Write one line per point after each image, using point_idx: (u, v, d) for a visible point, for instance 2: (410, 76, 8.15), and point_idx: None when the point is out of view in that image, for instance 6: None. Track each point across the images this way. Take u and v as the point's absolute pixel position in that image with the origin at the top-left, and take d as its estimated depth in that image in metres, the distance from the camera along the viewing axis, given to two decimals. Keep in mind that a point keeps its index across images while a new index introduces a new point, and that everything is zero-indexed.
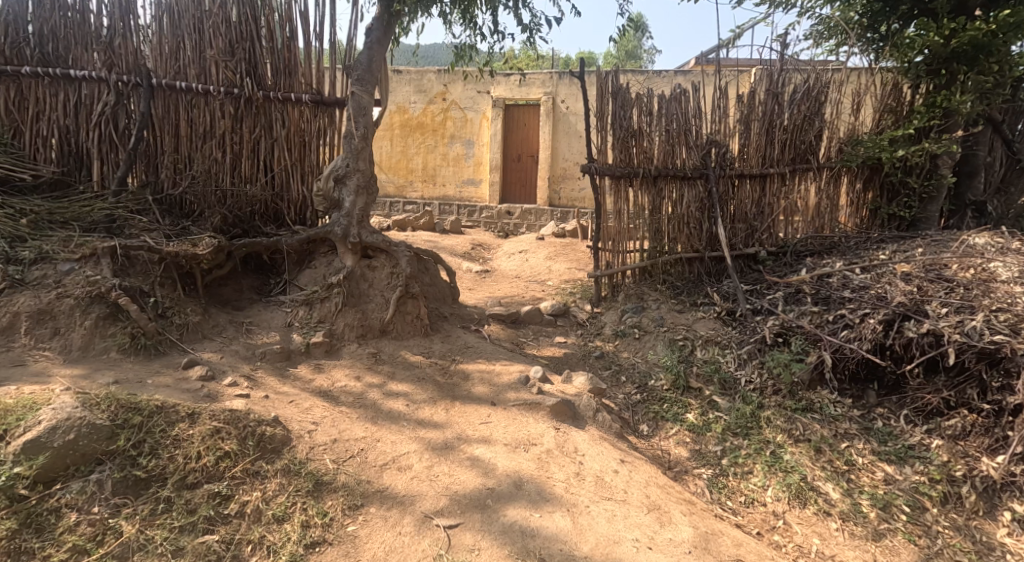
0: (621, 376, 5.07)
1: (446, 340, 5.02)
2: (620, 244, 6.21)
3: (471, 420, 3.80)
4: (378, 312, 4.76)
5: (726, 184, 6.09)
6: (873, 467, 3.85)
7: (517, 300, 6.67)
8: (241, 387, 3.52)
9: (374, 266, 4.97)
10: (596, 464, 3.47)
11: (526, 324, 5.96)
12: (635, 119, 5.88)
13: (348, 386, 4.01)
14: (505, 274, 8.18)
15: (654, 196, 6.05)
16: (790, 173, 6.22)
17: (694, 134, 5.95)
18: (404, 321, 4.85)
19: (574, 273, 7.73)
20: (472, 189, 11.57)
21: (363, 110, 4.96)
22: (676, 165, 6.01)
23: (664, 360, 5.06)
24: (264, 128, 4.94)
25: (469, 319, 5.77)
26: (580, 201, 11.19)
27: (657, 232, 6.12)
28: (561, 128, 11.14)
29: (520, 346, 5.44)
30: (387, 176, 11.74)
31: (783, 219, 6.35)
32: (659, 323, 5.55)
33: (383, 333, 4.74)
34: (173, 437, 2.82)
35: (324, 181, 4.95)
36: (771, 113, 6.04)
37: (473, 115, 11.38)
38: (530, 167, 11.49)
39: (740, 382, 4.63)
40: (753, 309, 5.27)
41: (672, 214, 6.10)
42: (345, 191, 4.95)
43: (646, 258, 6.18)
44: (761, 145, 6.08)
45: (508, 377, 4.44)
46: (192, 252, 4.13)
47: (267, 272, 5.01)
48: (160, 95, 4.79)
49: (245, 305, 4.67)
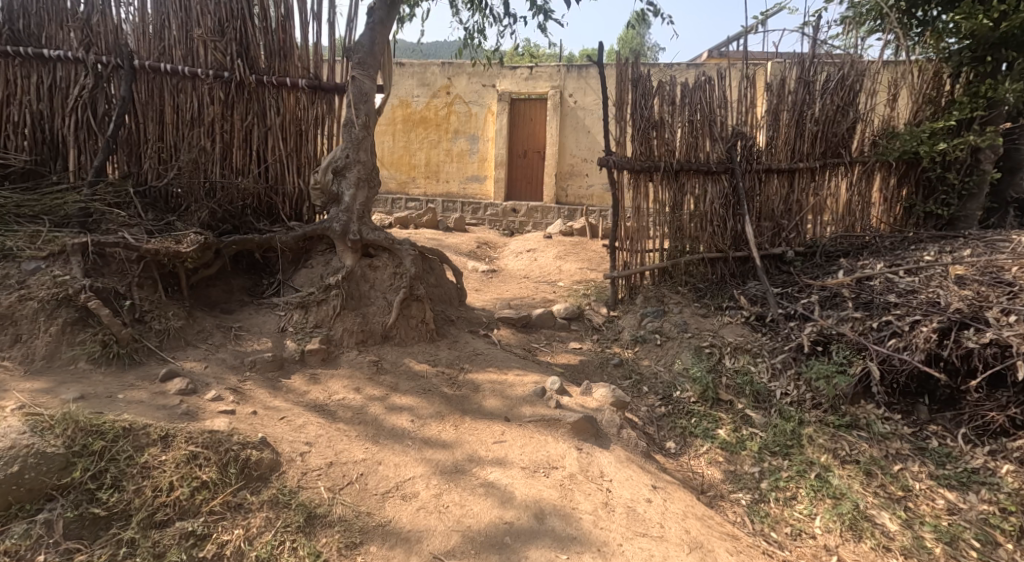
0: (643, 387, 4.68)
1: (453, 346, 4.64)
2: (638, 244, 5.81)
3: (483, 438, 3.41)
4: (380, 316, 4.38)
5: (753, 179, 5.69)
6: (933, 494, 3.50)
7: (527, 302, 6.27)
8: (227, 402, 3.13)
9: (376, 265, 4.58)
10: (626, 492, 3.09)
11: (539, 328, 5.56)
12: (656, 109, 5.47)
13: (347, 400, 3.62)
14: (513, 274, 7.78)
15: (676, 192, 5.65)
16: (820, 168, 5.82)
17: (719, 126, 5.54)
18: (408, 326, 4.47)
19: (586, 273, 7.33)
20: (476, 186, 11.16)
21: (364, 96, 4.57)
22: (699, 158, 5.60)
23: (690, 370, 4.68)
24: (257, 115, 4.55)
25: (478, 322, 5.39)
26: (588, 198, 10.80)
27: (678, 231, 5.73)
28: (569, 123, 10.71)
29: (532, 353, 5.04)
30: (389, 173, 11.34)
31: (812, 217, 5.96)
32: (682, 329, 5.15)
33: (386, 338, 4.36)
34: (140, 464, 2.43)
35: (323, 173, 4.58)
36: (801, 103, 5.64)
37: (478, 110, 10.97)
38: (536, 163, 11.06)
39: (776, 395, 4.28)
40: (786, 314, 4.89)
41: (695, 211, 5.69)
42: (345, 183, 4.57)
43: (666, 258, 5.78)
44: (790, 138, 5.69)
45: (522, 388, 4.04)
46: (174, 248, 3.73)
47: (259, 271, 4.61)
48: (143, 78, 4.39)
49: (235, 308, 4.27)
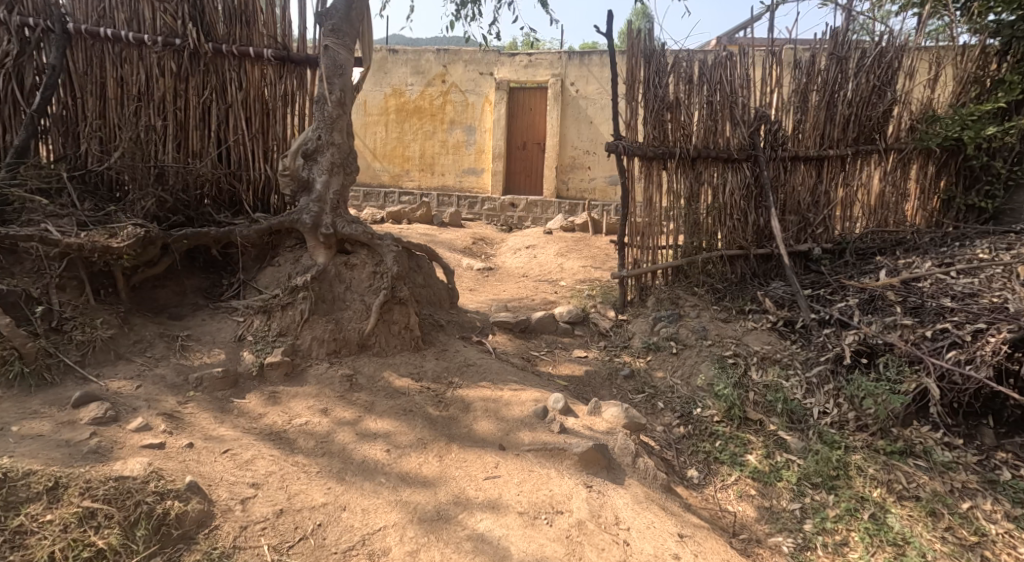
0: (657, 402, 4.16)
1: (441, 356, 4.07)
2: (649, 239, 5.18)
3: (472, 473, 2.84)
4: (356, 322, 3.81)
5: (777, 168, 5.10)
6: (1012, 541, 2.99)
7: (526, 303, 5.68)
8: (155, 431, 2.55)
9: (352, 263, 4.02)
10: (647, 545, 2.52)
11: (539, 333, 4.98)
12: (672, 89, 4.86)
13: (310, 425, 3.03)
14: (511, 272, 7.18)
15: (692, 182, 5.05)
16: (852, 155, 5.24)
17: (741, 108, 4.95)
18: (388, 333, 3.91)
19: (589, 272, 6.74)
20: (473, 179, 10.57)
21: (339, 68, 3.98)
22: (719, 144, 5.00)
23: (712, 385, 4.10)
24: (215, 90, 3.96)
25: (470, 327, 4.83)
26: (590, 192, 10.20)
27: (695, 225, 5.13)
28: (570, 113, 10.09)
29: (532, 363, 4.46)
30: (381, 166, 10.72)
31: (841, 211, 5.38)
32: (701, 336, 4.57)
33: (363, 348, 3.79)
34: (11, 530, 1.91)
35: (291, 157, 3.96)
36: (833, 83, 5.04)
37: (475, 99, 10.35)
38: (536, 156, 10.46)
39: (813, 414, 3.71)
40: (819, 320, 4.32)
41: (713, 204, 5.11)
42: (317, 169, 3.99)
43: (680, 256, 5.18)
44: (820, 122, 5.09)
45: (520, 408, 3.45)
46: (103, 243, 3.14)
47: (218, 270, 4.03)
48: (81, 45, 3.82)
49: (187, 313, 3.69)
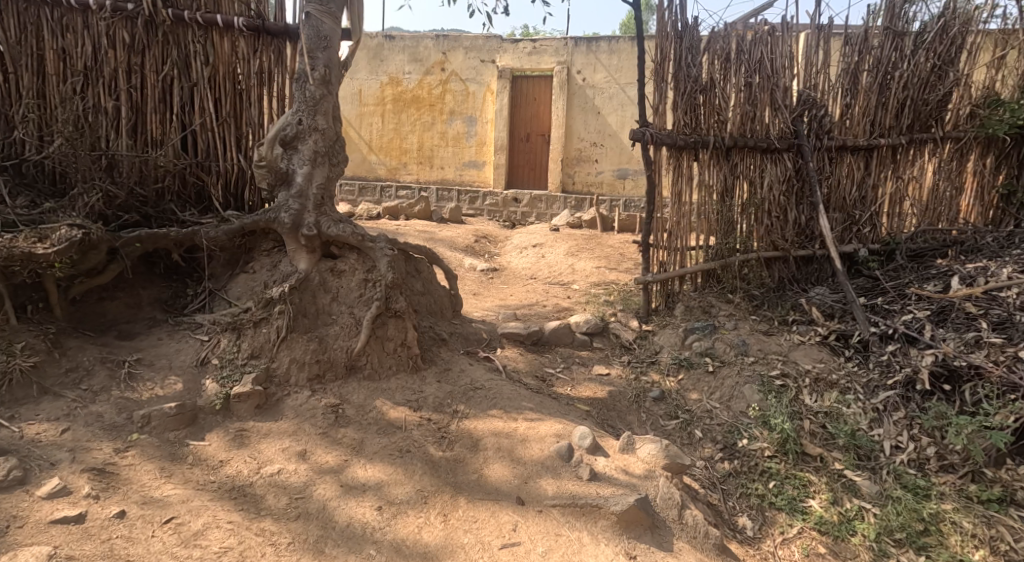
0: (694, 431, 3.61)
1: (443, 379, 3.52)
2: (677, 240, 4.57)
3: (485, 541, 2.28)
4: (344, 340, 3.26)
5: (823, 159, 4.50)
6: None
7: (536, 310, 5.11)
8: (74, 497, 2.03)
9: (340, 270, 3.46)
10: None
11: (553, 346, 4.47)
12: (706, 69, 4.23)
13: (284, 476, 2.44)
14: (517, 274, 6.61)
15: (726, 175, 4.45)
16: (904, 145, 4.64)
17: (782, 92, 4.34)
18: (382, 351, 3.37)
19: (603, 274, 6.15)
20: (474, 173, 9.95)
21: (323, 40, 3.38)
22: (758, 132, 4.38)
23: (759, 414, 3.52)
24: (177, 65, 3.37)
25: (475, 341, 4.27)
26: (598, 186, 9.56)
27: (729, 224, 4.53)
28: (577, 102, 9.46)
29: (547, 385, 3.91)
30: (378, 159, 10.10)
31: (891, 208, 4.78)
32: (741, 351, 3.99)
33: (351, 370, 3.25)
34: None
35: (268, 145, 3.36)
36: (886, 63, 4.45)
37: (476, 88, 9.72)
38: (540, 148, 9.85)
39: (885, 450, 3.16)
40: (880, 335, 3.74)
41: (749, 200, 4.52)
42: (297, 159, 3.39)
43: (712, 259, 4.59)
44: (870, 107, 4.50)
45: (539, 446, 2.89)
46: (26, 248, 2.61)
47: (181, 277, 3.42)
48: (11, 10, 3.22)
49: (141, 330, 3.10)
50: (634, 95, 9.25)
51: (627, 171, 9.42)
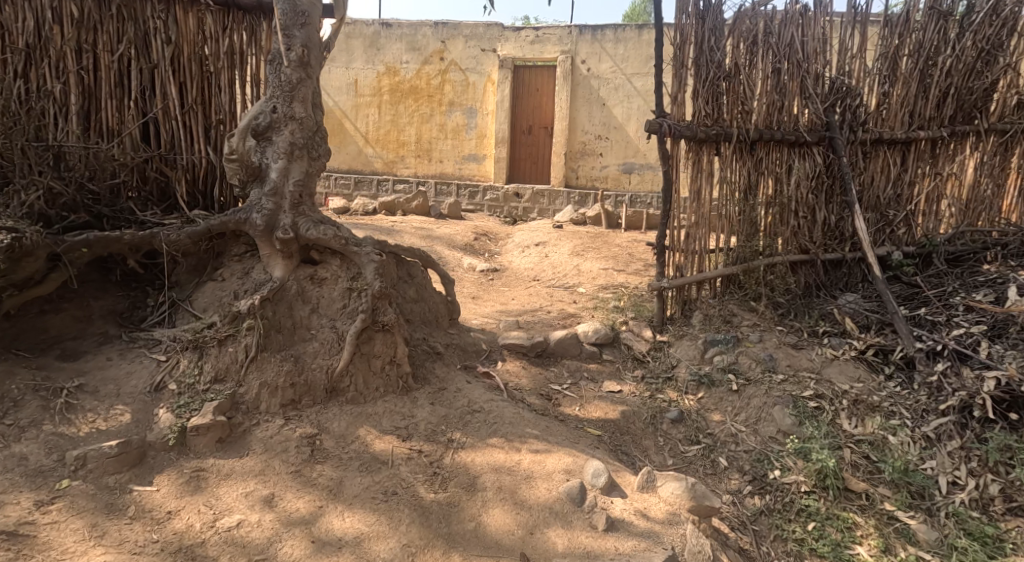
0: (719, 459, 3.24)
1: (438, 401, 3.15)
2: (696, 242, 4.16)
3: None
4: (325, 359, 2.91)
5: (857, 153, 4.08)
6: None
7: (540, 317, 4.71)
8: None
9: (320, 278, 3.09)
10: None
11: (559, 359, 4.08)
12: (730, 53, 3.80)
13: (244, 532, 2.07)
14: (519, 275, 6.21)
15: (751, 171, 4.03)
16: (945, 138, 4.23)
17: (814, 80, 3.92)
18: (367, 371, 3.01)
19: (611, 276, 5.74)
20: (474, 167, 9.51)
21: (301, 15, 2.96)
22: (787, 123, 3.96)
23: (794, 442, 3.12)
24: (134, 43, 2.95)
25: (473, 353, 3.90)
26: (602, 181, 9.14)
27: (753, 224, 4.12)
28: (581, 93, 9.03)
29: (552, 405, 3.53)
30: (374, 151, 9.67)
31: (929, 207, 4.36)
32: (769, 368, 3.59)
33: (332, 393, 2.89)
34: None
35: (239, 136, 2.97)
36: (928, 47, 4.05)
37: (477, 78, 9.28)
38: (543, 141, 9.42)
39: (942, 489, 2.80)
40: (926, 352, 3.35)
41: (774, 198, 4.10)
42: (271, 152, 2.99)
43: (733, 263, 4.18)
44: (909, 97, 4.08)
45: (547, 486, 2.53)
46: None
47: (141, 285, 3.03)
48: None
49: (89, 348, 2.70)
50: (640, 87, 8.81)
51: (633, 165, 8.99)
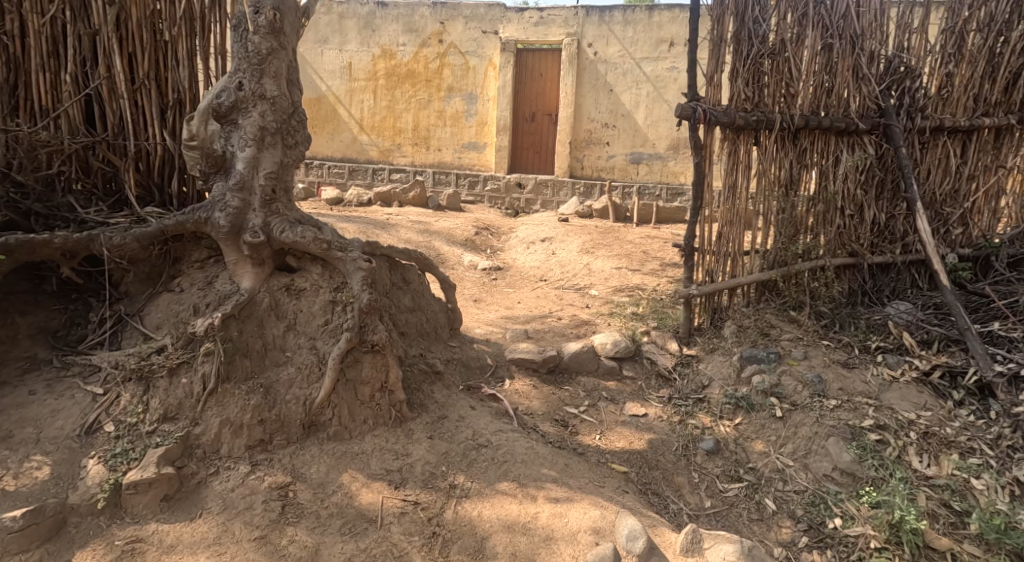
0: (765, 500, 2.77)
1: (436, 433, 2.68)
2: (729, 244, 3.66)
3: None
4: (301, 387, 2.44)
5: (916, 143, 3.55)
6: None
7: (551, 325, 4.24)
8: None
9: (298, 290, 2.61)
10: None
11: (574, 375, 3.61)
12: (776, 26, 3.28)
13: None
14: (525, 274, 5.73)
15: (795, 163, 3.52)
16: (1011, 127, 3.73)
17: (868, 58, 3.42)
18: (353, 399, 2.56)
19: (626, 277, 5.26)
20: (474, 155, 8.97)
21: None
22: (838, 108, 3.43)
23: (869, 489, 2.62)
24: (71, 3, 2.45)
25: (476, 370, 3.44)
26: (609, 171, 8.59)
27: (794, 223, 3.62)
28: (587, 80, 8.46)
29: (569, 434, 3.06)
30: (369, 139, 9.15)
31: (990, 205, 3.85)
32: (818, 393, 3.09)
33: (312, 428, 2.43)
34: None
35: (199, 118, 2.51)
36: (1001, 23, 3.58)
37: (477, 62, 8.72)
38: (546, 129, 8.91)
39: None
40: (1008, 377, 2.92)
41: (818, 194, 3.59)
42: (237, 138, 2.47)
43: (770, 267, 3.68)
44: (975, 78, 3.60)
45: (571, 553, 2.12)
46: None
47: (82, 296, 2.56)
48: None
49: (12, 377, 2.25)
50: (650, 72, 8.26)
51: (641, 155, 8.45)
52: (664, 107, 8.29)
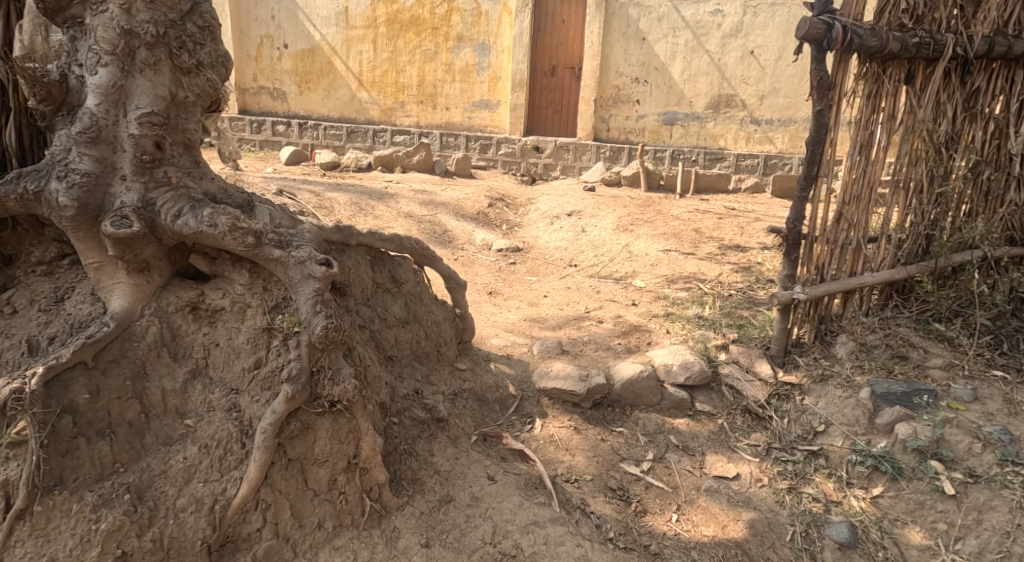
0: None
1: (438, 536, 1.71)
2: (854, 227, 2.53)
3: None
4: (207, 479, 1.45)
5: None
6: None
7: (591, 331, 3.20)
8: None
9: (208, 310, 1.60)
10: None
11: (628, 412, 2.56)
12: None
13: None
14: (551, 257, 4.67)
15: (958, 110, 2.42)
16: None
17: None
18: (302, 492, 1.57)
19: (679, 263, 4.19)
20: (485, 115, 7.79)
21: None
22: None
23: None
24: None
25: (492, 408, 2.42)
26: (639, 134, 7.36)
27: (947, 198, 2.54)
28: (616, 27, 7.14)
29: (631, 517, 2.07)
30: (369, 96, 8.02)
31: None
32: (1009, 457, 2.10)
33: (224, 549, 1.46)
34: None
35: (35, 28, 1.51)
36: None
37: (490, 7, 7.45)
38: (570, 86, 7.60)
39: None
40: None
41: (987, 155, 2.48)
42: (86, 52, 1.44)
43: (909, 260, 2.60)
44: None
45: None
46: None
47: None
48: None
49: None
50: (690, 17, 6.92)
51: (676, 115, 7.20)
52: (704, 59, 6.97)
